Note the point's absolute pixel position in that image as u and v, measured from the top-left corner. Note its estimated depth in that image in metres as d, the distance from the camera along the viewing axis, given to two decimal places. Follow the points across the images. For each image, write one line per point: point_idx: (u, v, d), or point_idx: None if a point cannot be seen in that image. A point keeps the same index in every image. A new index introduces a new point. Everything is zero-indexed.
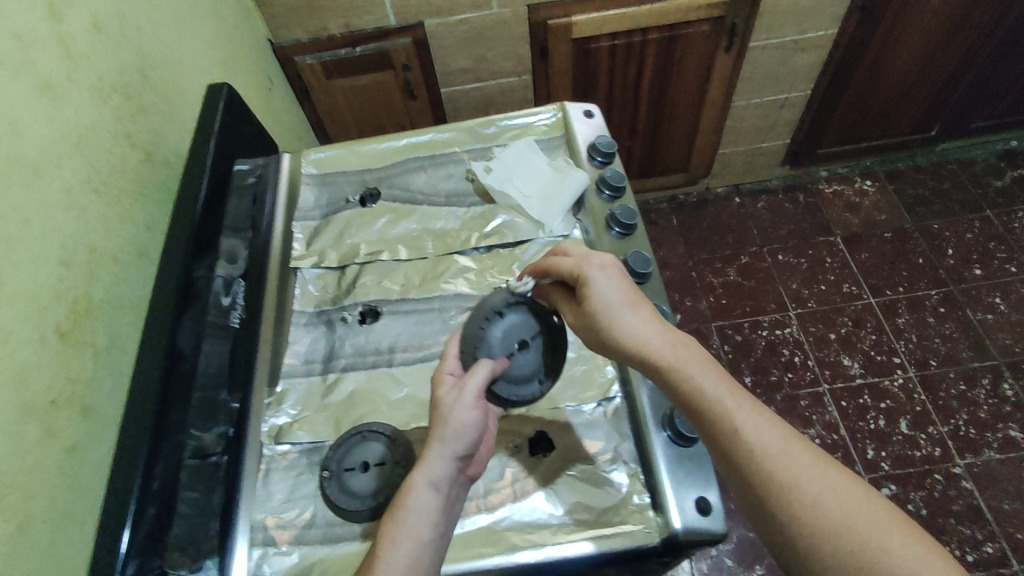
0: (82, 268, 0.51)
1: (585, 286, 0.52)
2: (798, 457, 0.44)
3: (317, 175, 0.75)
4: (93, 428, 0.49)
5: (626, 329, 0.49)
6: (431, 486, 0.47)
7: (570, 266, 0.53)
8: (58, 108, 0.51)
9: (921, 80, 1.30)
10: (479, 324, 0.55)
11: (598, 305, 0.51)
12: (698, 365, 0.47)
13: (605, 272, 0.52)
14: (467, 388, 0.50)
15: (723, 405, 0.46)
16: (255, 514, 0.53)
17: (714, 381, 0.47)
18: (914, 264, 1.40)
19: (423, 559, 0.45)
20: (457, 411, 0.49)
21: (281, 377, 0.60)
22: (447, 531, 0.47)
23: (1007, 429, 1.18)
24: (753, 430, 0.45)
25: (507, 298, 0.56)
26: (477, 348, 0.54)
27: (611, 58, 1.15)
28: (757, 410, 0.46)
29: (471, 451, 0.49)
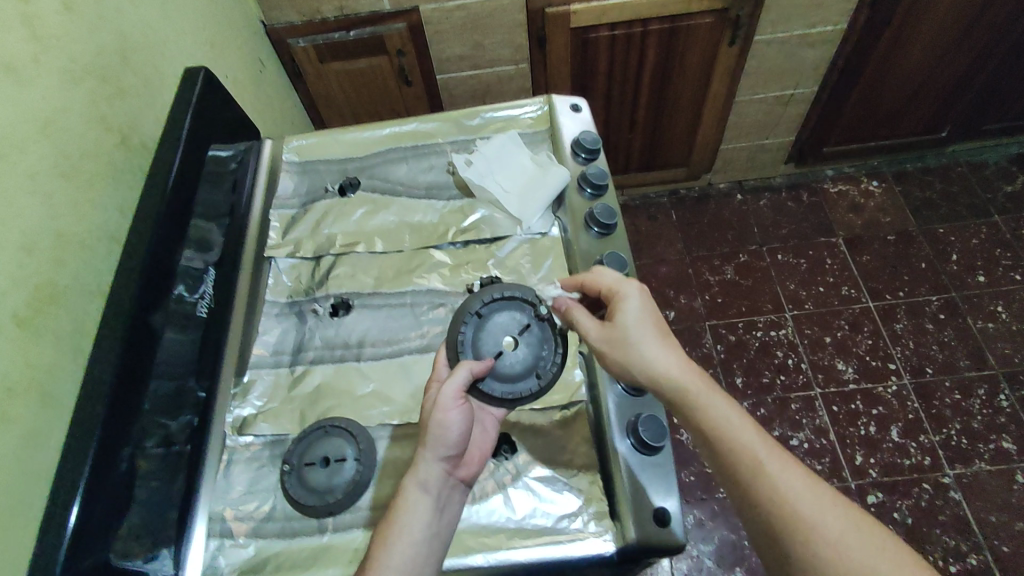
0: (46, 253, 0.51)
1: (621, 302, 0.53)
2: (817, 494, 0.45)
3: (298, 163, 0.74)
4: (55, 414, 0.49)
5: (658, 353, 0.51)
6: (421, 488, 0.48)
7: (607, 283, 0.55)
8: (24, 91, 0.50)
9: (933, 79, 1.26)
10: (458, 328, 0.55)
11: (631, 323, 0.52)
12: (724, 402, 0.50)
13: (642, 295, 0.54)
14: (444, 390, 0.50)
15: (748, 437, 0.48)
16: (214, 505, 0.53)
17: (740, 416, 0.49)
18: (916, 268, 1.37)
19: (420, 558, 0.46)
20: (438, 413, 0.49)
21: (249, 367, 0.60)
22: (444, 529, 0.48)
23: (1000, 440, 1.16)
24: (775, 466, 0.47)
25: (484, 297, 0.56)
26: (459, 352, 0.54)
27: (611, 48, 1.12)
28: (779, 448, 0.48)
29: (459, 450, 0.49)
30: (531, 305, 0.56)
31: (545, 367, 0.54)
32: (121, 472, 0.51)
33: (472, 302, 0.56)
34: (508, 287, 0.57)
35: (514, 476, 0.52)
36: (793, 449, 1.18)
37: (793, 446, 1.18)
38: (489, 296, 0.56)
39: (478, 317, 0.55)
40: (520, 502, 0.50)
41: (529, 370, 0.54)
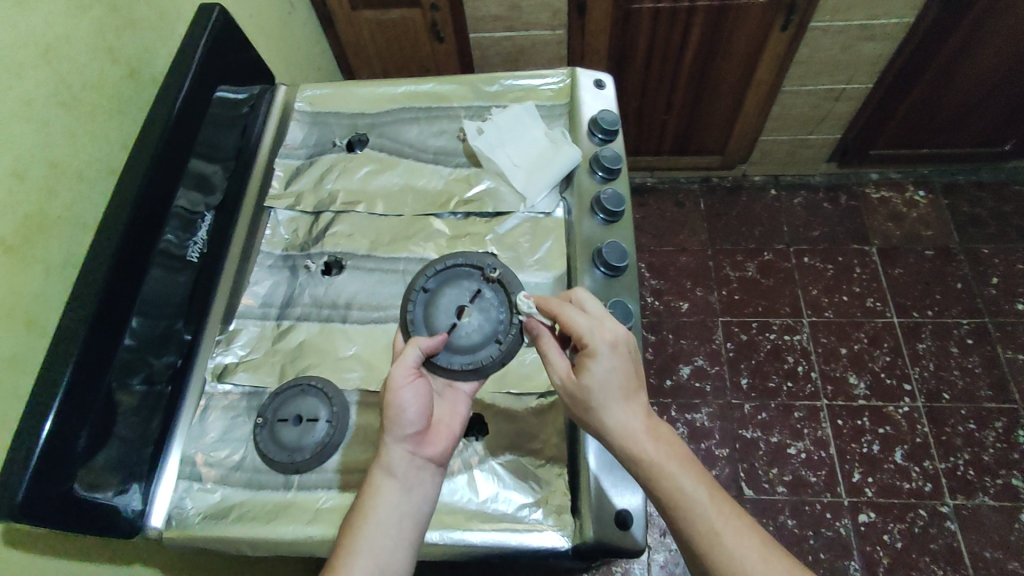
0: (39, 182, 0.51)
1: (592, 360, 0.47)
2: (776, 569, 0.43)
3: (309, 113, 0.73)
4: (39, 342, 0.50)
5: (620, 417, 0.47)
6: (386, 472, 0.47)
7: (581, 330, 0.48)
8: (23, 16, 0.49)
9: (1001, 87, 1.16)
10: (406, 307, 0.54)
11: (598, 384, 0.47)
12: (682, 468, 0.47)
13: (615, 350, 0.48)
14: (392, 370, 0.49)
15: (703, 505, 0.45)
16: (187, 449, 0.54)
17: (696, 482, 0.46)
18: (950, 288, 1.30)
19: (387, 541, 0.45)
20: (389, 394, 0.48)
21: (236, 316, 0.60)
22: (415, 512, 0.46)
23: (1009, 476, 1.12)
24: (732, 538, 0.44)
25: (428, 272, 0.55)
26: (410, 330, 0.53)
27: (653, 22, 1.06)
28: (736, 514, 0.45)
29: (421, 429, 0.48)
30: (478, 270, 0.55)
31: (505, 331, 0.53)
32: None
33: (417, 278, 0.55)
34: (450, 257, 0.56)
35: (481, 458, 0.51)
36: (790, 457, 1.15)
37: (790, 455, 1.15)
38: (434, 270, 0.55)
39: (428, 292, 0.54)
40: (483, 485, 0.50)
41: (488, 337, 0.53)
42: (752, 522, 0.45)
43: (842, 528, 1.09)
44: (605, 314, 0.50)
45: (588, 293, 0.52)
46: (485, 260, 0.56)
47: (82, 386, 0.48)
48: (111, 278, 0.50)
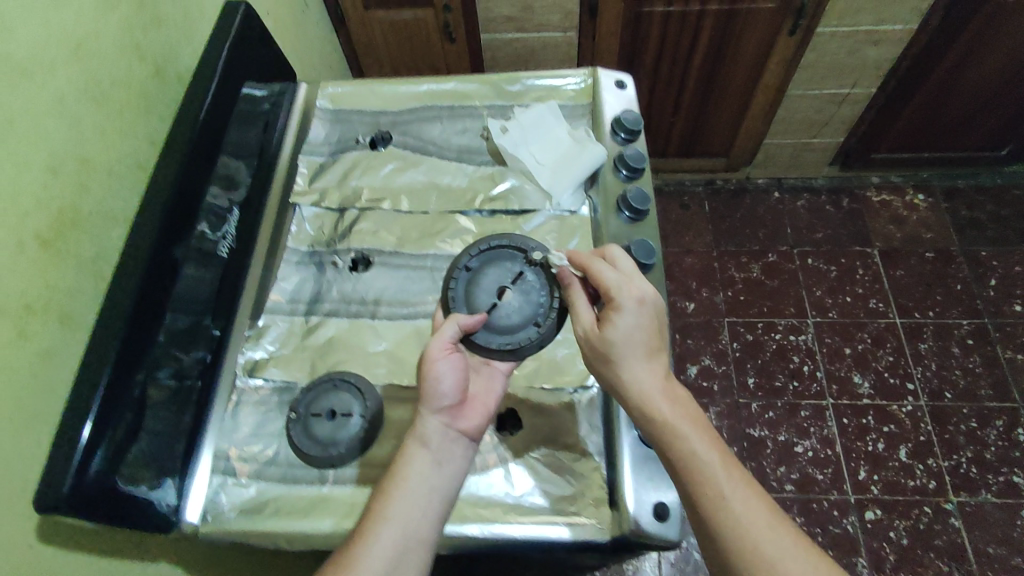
0: (72, 177, 0.50)
1: (618, 312, 0.49)
2: (779, 537, 0.44)
3: (330, 110, 0.73)
4: (71, 338, 0.50)
5: (640, 371, 0.48)
6: (420, 442, 0.48)
7: (609, 285, 0.50)
8: (58, 9, 0.49)
9: (1002, 91, 1.19)
10: (449, 285, 0.56)
11: (622, 337, 0.48)
12: (696, 428, 0.47)
13: (642, 307, 0.49)
14: (431, 344, 0.51)
15: (713, 467, 0.46)
16: (220, 444, 0.54)
17: (710, 445, 0.47)
18: (951, 289, 1.32)
19: (418, 508, 0.45)
20: (426, 365, 0.50)
21: (265, 311, 0.60)
22: (444, 481, 0.47)
23: (1011, 474, 1.14)
24: (739, 502, 0.45)
25: (471, 252, 0.58)
26: (452, 308, 0.55)
27: (664, 25, 1.08)
28: (745, 483, 0.46)
29: (455, 402, 0.49)
30: (520, 252, 0.57)
31: (544, 314, 0.55)
32: None
33: (461, 258, 0.57)
34: (494, 239, 0.58)
35: (517, 453, 0.52)
36: (797, 456, 1.17)
37: (797, 453, 1.17)
38: (478, 250, 0.58)
39: (469, 271, 0.57)
40: (519, 480, 0.51)
41: (527, 318, 0.55)
42: (760, 491, 0.46)
43: (849, 525, 1.10)
44: (636, 274, 0.51)
45: (622, 253, 0.54)
46: (528, 244, 0.58)
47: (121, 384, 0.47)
48: (146, 275, 0.50)
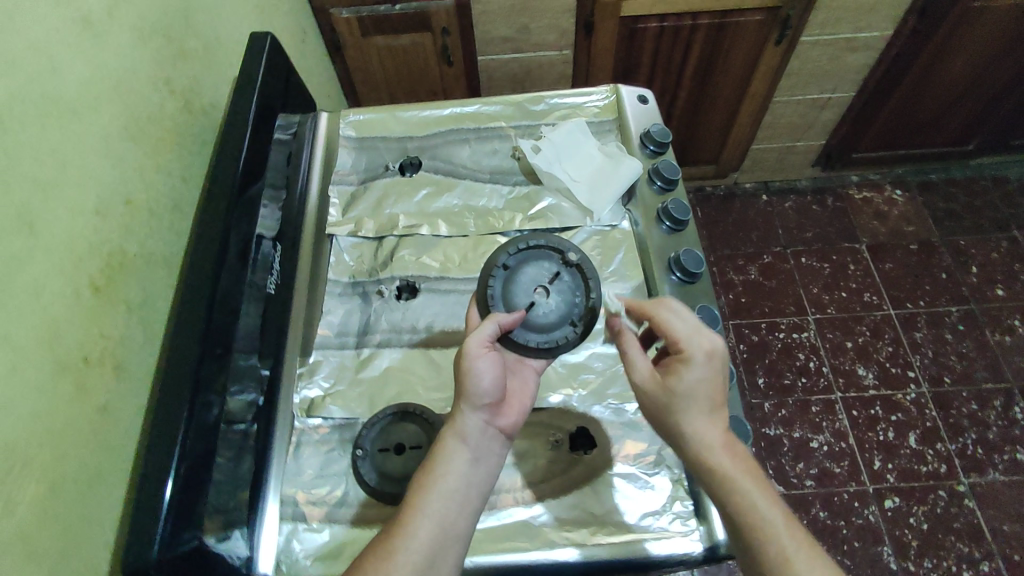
0: (118, 220, 0.49)
1: (688, 363, 0.47)
2: None
3: (355, 138, 0.71)
4: (125, 387, 0.48)
5: (704, 423, 0.46)
6: (458, 439, 0.47)
7: (678, 335, 0.48)
8: (96, 49, 0.47)
9: (969, 90, 1.26)
10: (487, 282, 0.54)
11: (690, 388, 0.47)
12: (758, 484, 0.45)
13: (712, 359, 0.47)
14: (469, 340, 0.49)
15: (776, 524, 0.43)
16: (285, 488, 0.52)
17: (772, 502, 0.44)
18: (937, 279, 1.38)
19: (456, 504, 0.44)
20: (466, 362, 0.48)
21: (315, 348, 0.59)
22: (481, 479, 0.46)
23: (1014, 452, 1.18)
24: (804, 563, 0.41)
25: (508, 249, 0.55)
26: (490, 306, 0.53)
27: (657, 40, 1.10)
28: (808, 543, 0.43)
29: (495, 401, 0.48)
30: (558, 253, 0.56)
31: (579, 314, 0.54)
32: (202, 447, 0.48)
33: (498, 255, 0.55)
34: (533, 237, 0.56)
35: (595, 471, 0.52)
36: (813, 451, 1.19)
37: (813, 448, 1.20)
38: (516, 248, 0.56)
39: (506, 269, 0.55)
40: (603, 500, 0.51)
41: (563, 318, 0.54)
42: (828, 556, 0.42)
43: (870, 515, 1.13)
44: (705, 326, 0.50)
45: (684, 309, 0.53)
46: (565, 243, 0.56)
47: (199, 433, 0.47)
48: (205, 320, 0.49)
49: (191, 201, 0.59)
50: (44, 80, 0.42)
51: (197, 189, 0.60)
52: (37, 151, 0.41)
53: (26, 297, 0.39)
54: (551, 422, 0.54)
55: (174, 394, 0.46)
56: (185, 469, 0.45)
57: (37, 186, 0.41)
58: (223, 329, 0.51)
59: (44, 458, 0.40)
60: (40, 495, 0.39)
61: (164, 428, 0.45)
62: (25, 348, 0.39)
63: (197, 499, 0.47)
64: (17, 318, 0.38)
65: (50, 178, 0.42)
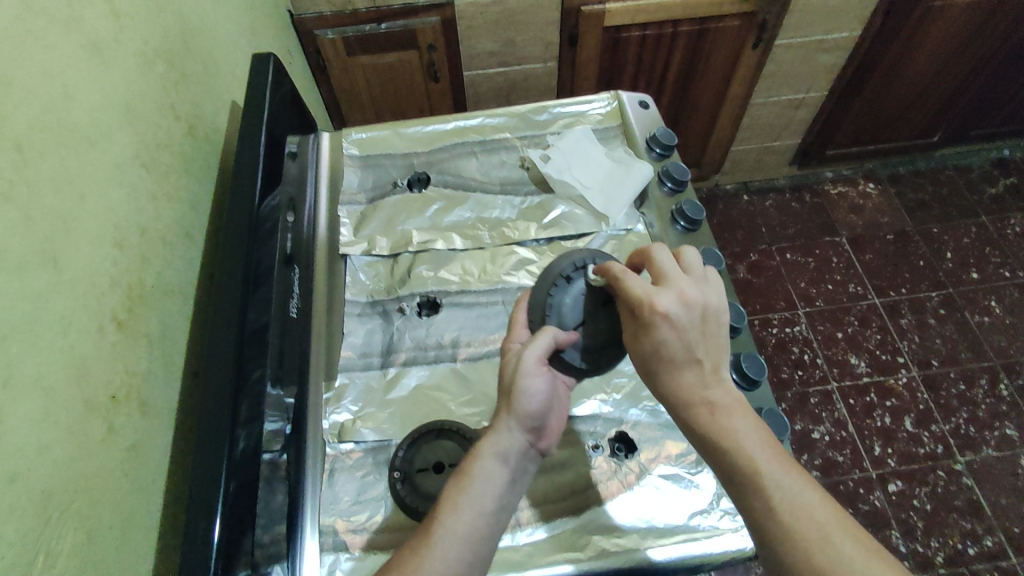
0: (135, 250, 0.47)
1: (644, 329, 0.46)
2: (838, 542, 0.39)
3: (360, 157, 0.71)
4: (151, 425, 0.45)
5: (678, 386, 0.45)
6: (498, 458, 0.45)
7: (637, 301, 0.46)
8: (106, 75, 0.46)
9: (931, 85, 1.32)
10: (547, 290, 0.53)
11: (651, 354, 0.45)
12: (743, 434, 0.43)
13: (669, 320, 0.45)
14: (525, 355, 0.48)
15: (762, 475, 0.41)
16: (323, 518, 0.50)
17: (759, 450, 0.42)
18: (915, 266, 1.44)
19: (487, 526, 0.43)
20: (520, 379, 0.48)
21: (339, 371, 0.57)
22: (511, 503, 0.45)
23: (1003, 427, 1.23)
24: (790, 506, 0.40)
25: (574, 262, 0.55)
26: (546, 313, 0.52)
27: (639, 48, 1.12)
28: (799, 488, 0.41)
29: (538, 421, 0.48)
30: None
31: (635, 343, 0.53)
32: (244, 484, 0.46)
33: (564, 266, 0.54)
34: (600, 258, 0.56)
35: (638, 474, 0.52)
36: (815, 442, 1.22)
37: (815, 440, 1.22)
38: (582, 263, 0.55)
39: (566, 281, 0.54)
40: (649, 502, 0.51)
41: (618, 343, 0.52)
42: (817, 492, 0.41)
43: (876, 500, 1.16)
44: (673, 283, 0.46)
45: (669, 256, 0.49)
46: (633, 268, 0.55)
47: (237, 466, 0.45)
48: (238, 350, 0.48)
49: (201, 228, 0.57)
50: (59, 107, 0.40)
51: (206, 216, 0.58)
52: (54, 181, 0.39)
53: (54, 334, 0.37)
54: (589, 429, 0.54)
55: (210, 427, 0.44)
56: (227, 505, 0.43)
57: (56, 217, 0.39)
58: (256, 358, 0.50)
59: (79, 505, 0.37)
60: (79, 545, 0.37)
61: (204, 465, 0.43)
62: (56, 389, 0.37)
63: (240, 537, 0.44)
64: (47, 357, 0.36)
65: (69, 208, 0.40)
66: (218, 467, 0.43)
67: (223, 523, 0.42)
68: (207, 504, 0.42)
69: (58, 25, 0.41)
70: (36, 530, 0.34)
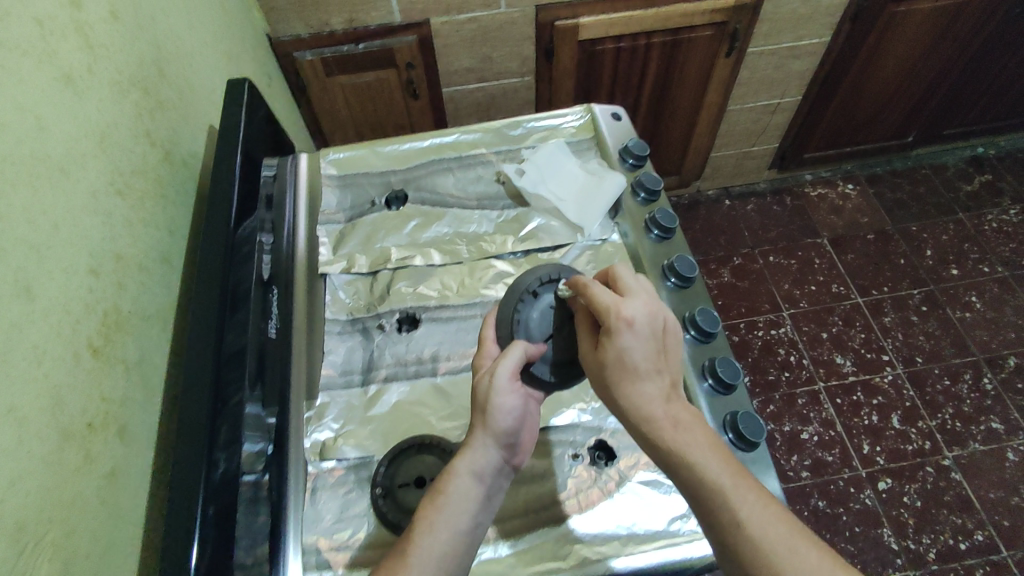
0: (110, 277, 0.47)
1: (608, 336, 0.46)
2: (804, 554, 0.40)
3: (338, 176, 0.71)
4: (129, 451, 0.46)
5: (637, 394, 0.46)
6: (474, 476, 0.46)
7: (603, 307, 0.47)
8: (80, 105, 0.46)
9: (903, 87, 1.35)
10: (515, 306, 0.54)
11: (613, 360, 0.46)
12: (705, 451, 0.44)
13: (634, 328, 0.46)
14: (498, 372, 0.49)
15: (725, 490, 0.42)
16: (306, 537, 0.51)
17: (720, 466, 0.43)
18: (897, 264, 1.46)
19: (462, 545, 0.44)
20: (493, 395, 0.48)
21: (320, 390, 0.57)
22: (486, 519, 0.46)
23: (989, 422, 1.24)
24: (756, 521, 0.41)
25: (540, 277, 0.56)
26: (513, 328, 0.53)
27: (615, 60, 1.14)
28: (761, 502, 0.42)
29: (512, 437, 0.48)
30: None
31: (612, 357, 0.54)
32: (222, 509, 0.46)
33: (530, 281, 0.55)
34: (565, 271, 0.57)
35: (618, 482, 0.52)
36: (804, 442, 1.23)
37: (804, 440, 1.23)
38: (546, 277, 0.56)
39: (534, 296, 0.54)
40: (629, 509, 0.51)
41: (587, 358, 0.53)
42: (778, 507, 0.42)
43: (867, 499, 1.16)
44: (638, 294, 0.48)
45: (630, 272, 0.51)
46: None
47: (215, 490, 0.45)
48: (216, 374, 0.48)
49: (179, 253, 0.57)
50: (32, 140, 0.41)
51: (183, 240, 0.59)
52: (28, 213, 0.39)
53: (28, 364, 0.38)
54: (568, 438, 0.54)
55: (188, 452, 0.45)
56: (203, 530, 0.43)
57: (30, 248, 0.39)
58: (236, 380, 0.51)
59: (54, 534, 0.37)
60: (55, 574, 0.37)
61: (182, 490, 0.44)
62: (30, 419, 0.37)
63: (219, 560, 0.45)
64: (20, 387, 0.37)
65: (43, 238, 0.41)
66: (195, 493, 0.43)
67: (201, 548, 0.43)
68: (183, 529, 0.42)
69: (31, 59, 0.42)
70: (10, 561, 0.34)
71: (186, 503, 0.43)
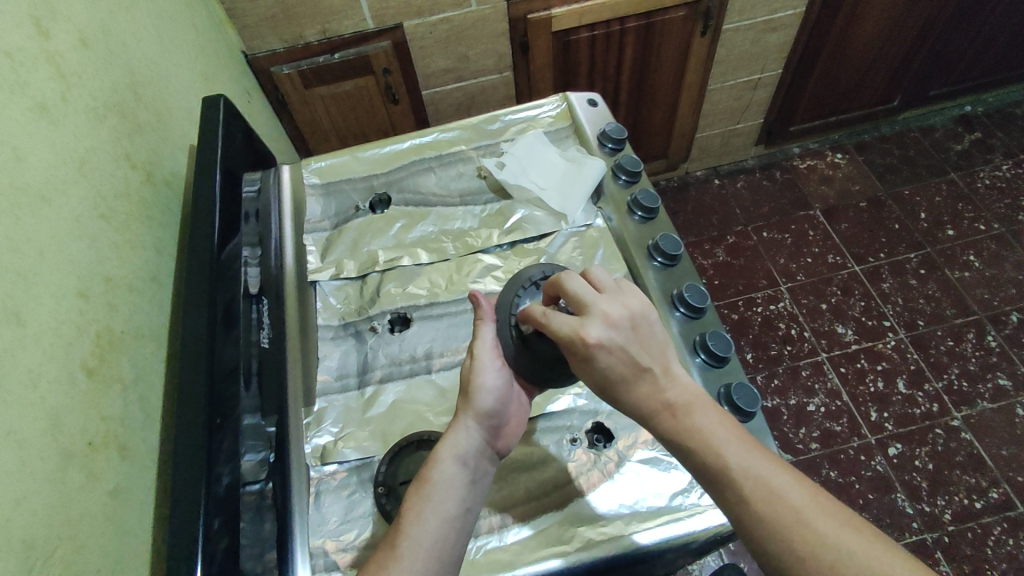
0: (100, 299, 0.48)
1: (587, 363, 0.46)
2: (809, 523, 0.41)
3: (321, 184, 0.72)
4: (131, 469, 0.46)
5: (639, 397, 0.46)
6: (457, 461, 0.46)
7: (566, 342, 0.46)
8: (57, 132, 0.47)
9: (883, 51, 1.34)
10: (515, 293, 0.55)
11: (602, 381, 0.46)
12: (712, 431, 0.45)
13: (605, 347, 0.45)
14: (478, 352, 0.51)
15: (734, 470, 0.43)
16: (312, 540, 0.51)
17: (727, 447, 0.44)
18: (891, 229, 1.45)
19: (451, 532, 0.44)
20: (475, 374, 0.50)
21: (317, 395, 0.58)
22: (476, 505, 0.47)
23: (996, 379, 1.24)
24: (767, 497, 0.42)
25: (545, 270, 0.57)
26: (512, 312, 0.53)
27: (591, 48, 1.14)
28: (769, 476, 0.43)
29: (496, 419, 0.49)
30: None
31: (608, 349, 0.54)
32: (228, 517, 0.47)
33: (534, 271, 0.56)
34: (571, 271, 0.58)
35: (617, 462, 0.53)
36: (812, 415, 1.23)
37: (811, 412, 1.23)
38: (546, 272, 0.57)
39: (537, 286, 0.55)
40: (630, 487, 0.51)
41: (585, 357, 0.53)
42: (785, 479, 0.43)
43: (878, 466, 1.16)
44: (593, 308, 0.47)
45: (579, 279, 0.49)
46: None
47: (219, 503, 0.46)
48: (211, 391, 0.48)
49: (168, 271, 0.58)
50: (12, 171, 0.41)
51: (172, 259, 0.59)
52: (13, 242, 0.40)
53: (24, 388, 0.38)
54: (564, 424, 0.55)
55: (188, 467, 0.45)
56: (208, 541, 0.44)
57: (16, 275, 0.40)
58: (232, 393, 0.51)
59: (64, 552, 0.38)
60: None
61: (184, 503, 0.44)
62: (29, 441, 0.38)
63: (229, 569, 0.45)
64: (18, 412, 0.37)
65: (30, 266, 0.41)
66: (198, 505, 0.44)
67: (209, 559, 0.43)
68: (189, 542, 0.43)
69: (3, 89, 0.42)
70: None
71: (190, 515, 0.43)
